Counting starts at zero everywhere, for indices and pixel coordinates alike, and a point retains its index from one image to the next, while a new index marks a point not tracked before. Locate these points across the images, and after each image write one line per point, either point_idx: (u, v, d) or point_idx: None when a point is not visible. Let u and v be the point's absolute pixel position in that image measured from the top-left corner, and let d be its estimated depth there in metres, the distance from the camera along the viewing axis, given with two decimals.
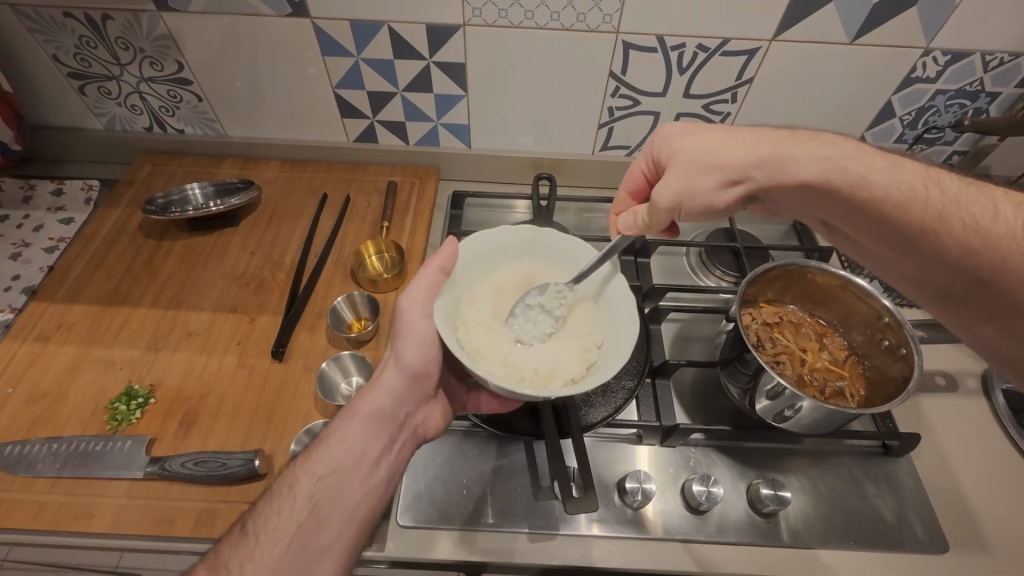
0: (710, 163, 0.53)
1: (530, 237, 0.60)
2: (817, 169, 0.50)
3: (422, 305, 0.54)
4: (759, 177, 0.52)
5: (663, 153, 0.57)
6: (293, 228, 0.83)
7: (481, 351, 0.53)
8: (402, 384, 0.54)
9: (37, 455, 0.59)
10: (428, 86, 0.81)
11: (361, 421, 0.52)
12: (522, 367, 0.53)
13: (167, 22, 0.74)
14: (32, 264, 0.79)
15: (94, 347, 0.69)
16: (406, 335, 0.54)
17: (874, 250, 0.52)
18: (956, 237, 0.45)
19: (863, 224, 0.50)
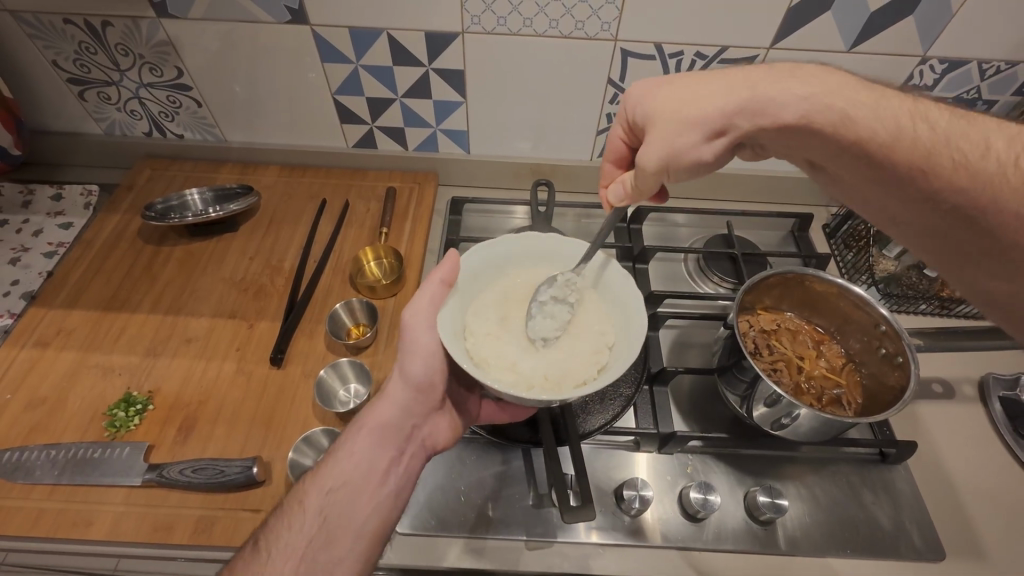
0: (687, 117, 0.52)
1: (527, 243, 0.60)
2: (800, 111, 0.49)
3: (427, 318, 0.53)
4: (742, 124, 0.51)
5: (640, 113, 0.55)
6: (293, 233, 0.83)
7: (489, 359, 0.53)
8: (407, 397, 0.54)
9: (35, 461, 0.59)
10: (427, 92, 0.81)
11: (369, 434, 0.53)
12: (531, 373, 0.53)
13: (167, 29, 0.75)
14: (32, 269, 0.81)
15: (92, 353, 0.69)
16: (411, 349, 0.54)
17: (863, 192, 0.51)
18: (946, 176, 0.44)
19: (853, 166, 0.49)
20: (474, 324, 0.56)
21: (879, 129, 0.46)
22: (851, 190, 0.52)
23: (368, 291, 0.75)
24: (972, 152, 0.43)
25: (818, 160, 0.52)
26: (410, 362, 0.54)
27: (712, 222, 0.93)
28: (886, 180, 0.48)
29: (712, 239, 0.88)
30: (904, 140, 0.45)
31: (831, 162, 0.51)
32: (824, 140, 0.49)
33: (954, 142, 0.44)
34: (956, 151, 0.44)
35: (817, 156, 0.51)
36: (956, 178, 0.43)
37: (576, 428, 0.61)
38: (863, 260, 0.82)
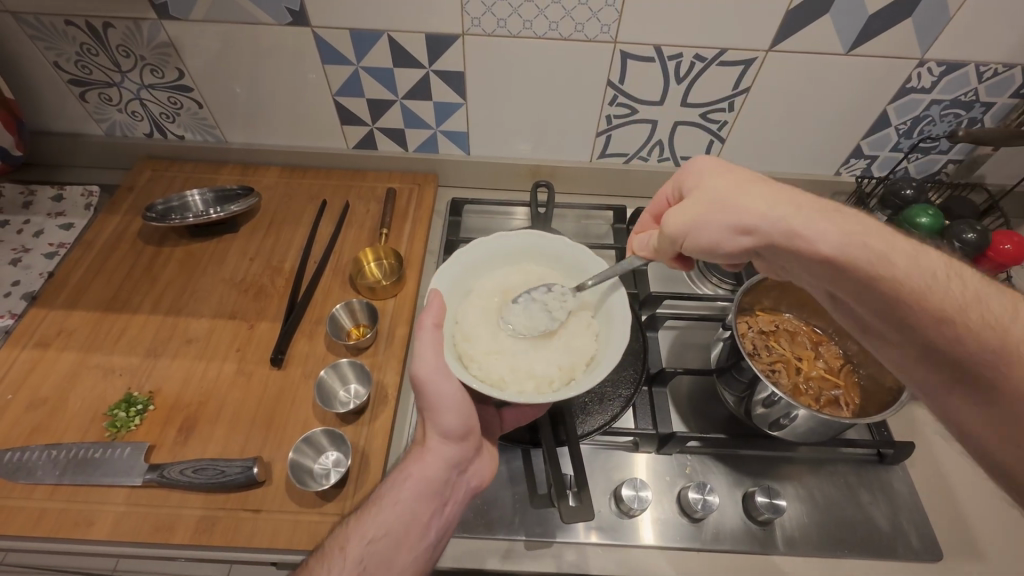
0: (721, 199, 0.50)
1: (472, 257, 0.65)
2: (838, 243, 0.44)
3: (437, 368, 0.53)
4: (769, 230, 0.48)
5: (688, 183, 0.55)
6: (293, 234, 0.83)
7: (504, 378, 0.57)
8: (448, 449, 0.54)
9: (35, 462, 0.59)
10: (427, 94, 0.82)
11: (412, 484, 0.52)
12: (547, 372, 0.58)
13: (168, 31, 0.75)
14: (32, 269, 0.81)
15: (93, 354, 0.69)
16: (447, 402, 0.53)
17: (877, 330, 0.46)
18: (974, 333, 0.39)
19: (870, 301, 0.44)
20: (472, 347, 0.59)
21: (910, 274, 0.42)
22: (866, 328, 0.47)
23: (368, 292, 0.75)
24: (1002, 312, 0.39)
25: (840, 292, 0.46)
26: (444, 415, 0.53)
27: None
28: (904, 325, 0.43)
29: None
30: (937, 288, 0.41)
31: (850, 295, 0.46)
32: (849, 267, 0.44)
33: (984, 301, 0.40)
34: (985, 308, 0.40)
35: (838, 287, 0.46)
36: (984, 335, 0.39)
37: (575, 430, 0.61)
38: None
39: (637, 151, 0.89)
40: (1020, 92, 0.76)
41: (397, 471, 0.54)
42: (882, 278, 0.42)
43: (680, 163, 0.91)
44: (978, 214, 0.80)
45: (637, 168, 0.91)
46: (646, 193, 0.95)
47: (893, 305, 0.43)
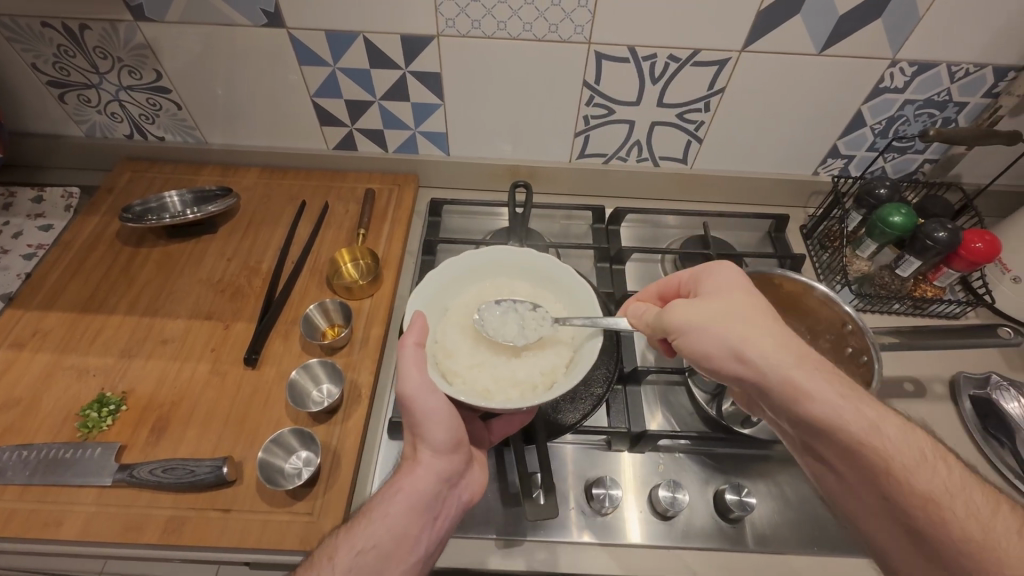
0: (730, 311, 0.48)
1: (444, 277, 0.65)
2: (832, 402, 0.42)
3: (424, 384, 0.53)
4: (764, 364, 0.44)
5: (705, 286, 0.52)
6: (271, 234, 0.83)
7: (489, 389, 0.58)
8: (439, 462, 0.53)
9: (6, 462, 0.59)
10: (405, 95, 0.82)
11: (404, 498, 0.51)
12: (529, 377, 0.59)
13: (145, 32, 0.75)
14: (10, 270, 0.82)
15: (67, 354, 0.69)
16: (432, 415, 0.53)
17: (847, 487, 0.44)
18: (955, 522, 0.38)
19: (856, 466, 0.42)
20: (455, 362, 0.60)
21: (900, 451, 0.40)
22: (836, 488, 0.46)
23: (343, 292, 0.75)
24: (983, 506, 0.39)
25: (817, 446, 0.44)
26: (432, 426, 0.53)
27: (691, 223, 0.94)
28: (888, 498, 0.41)
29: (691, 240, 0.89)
30: (924, 471, 0.40)
31: (830, 452, 0.44)
32: (837, 432, 0.42)
33: (968, 490, 0.40)
34: (967, 499, 0.39)
35: (817, 440, 0.44)
36: (968, 523, 0.38)
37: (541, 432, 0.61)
38: (837, 261, 0.83)
39: (616, 152, 0.90)
40: (992, 92, 0.77)
41: (389, 485, 0.53)
42: (871, 447, 0.41)
43: (659, 164, 0.91)
44: (951, 213, 0.81)
45: (616, 168, 0.92)
46: (626, 193, 0.96)
47: (880, 476, 0.41)
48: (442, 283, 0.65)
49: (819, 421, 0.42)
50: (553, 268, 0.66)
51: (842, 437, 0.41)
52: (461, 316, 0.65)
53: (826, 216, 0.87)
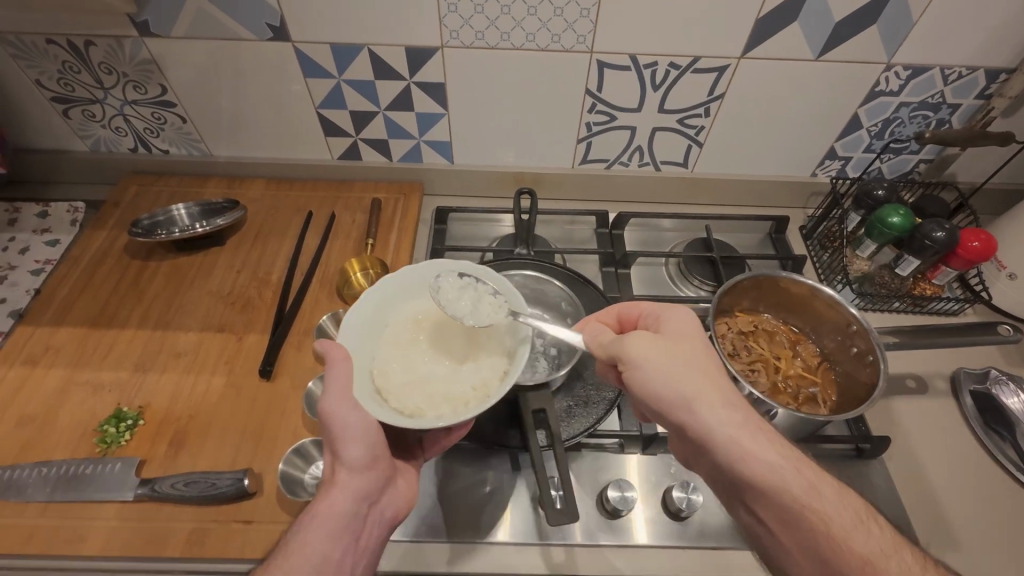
0: (693, 359, 0.51)
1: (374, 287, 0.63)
2: (773, 464, 0.45)
3: (345, 402, 0.53)
4: (705, 415, 0.47)
5: (664, 327, 0.56)
6: (279, 245, 0.84)
7: (420, 405, 0.56)
8: (355, 481, 0.53)
9: (26, 479, 0.60)
10: (410, 105, 0.83)
11: (317, 526, 0.50)
12: (463, 393, 0.58)
13: (150, 47, 0.76)
14: (19, 287, 0.82)
15: (80, 370, 0.70)
16: (346, 434, 0.53)
17: (777, 542, 0.46)
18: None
19: (788, 522, 0.44)
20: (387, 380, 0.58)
21: (838, 512, 0.43)
22: (761, 539, 0.48)
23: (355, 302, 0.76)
24: (910, 563, 0.42)
25: (753, 500, 0.46)
26: (342, 446, 0.53)
27: (693, 226, 0.95)
28: (816, 556, 0.43)
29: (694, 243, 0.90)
30: (859, 532, 0.42)
31: (762, 505, 0.46)
32: (778, 491, 0.44)
33: (898, 548, 0.42)
34: (898, 559, 0.41)
35: (749, 496, 0.46)
36: None
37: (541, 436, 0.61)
38: (838, 261, 0.85)
39: (618, 157, 0.91)
40: (985, 94, 0.79)
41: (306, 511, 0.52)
42: (811, 508, 0.43)
43: (661, 168, 0.93)
44: (948, 212, 0.83)
45: (619, 173, 0.93)
46: (629, 198, 0.97)
47: (812, 533, 0.43)
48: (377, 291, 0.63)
49: (761, 481, 0.45)
50: (498, 275, 0.65)
51: (784, 500, 0.44)
52: (386, 327, 0.63)
53: (826, 217, 0.89)
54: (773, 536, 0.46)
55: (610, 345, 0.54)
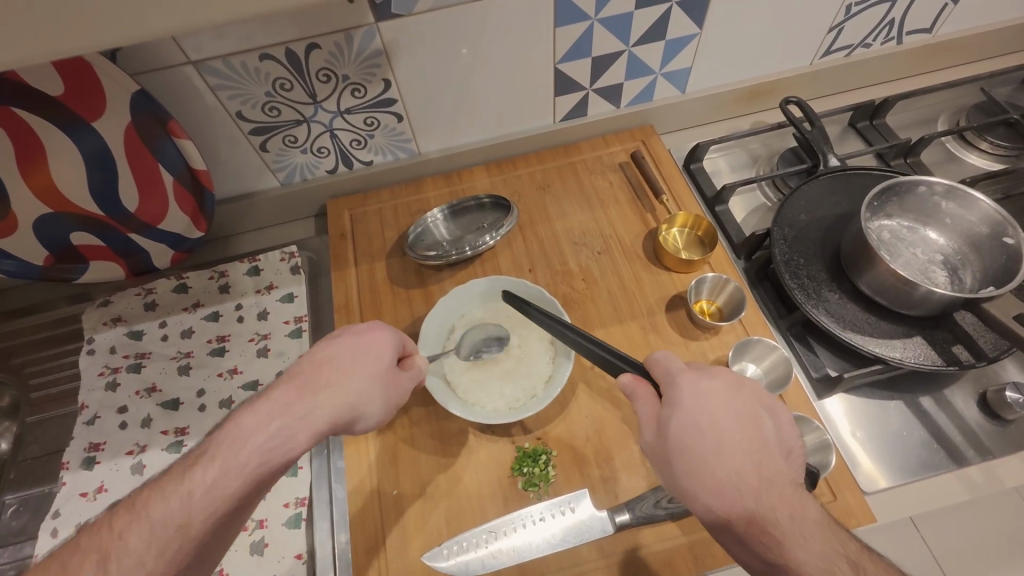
0: (804, 495, 0.43)
1: (429, 336, 0.65)
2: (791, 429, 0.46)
3: (369, 353, 0.51)
4: (754, 404, 0.46)
5: (663, 373, 0.48)
6: (554, 229, 0.76)
7: (520, 399, 0.62)
8: (378, 391, 0.50)
9: (487, 543, 0.54)
10: (663, 32, 0.71)
11: (249, 443, 0.44)
12: (529, 379, 0.64)
13: (384, 34, 0.62)
14: (289, 354, 0.72)
15: (444, 422, 0.63)
16: (391, 355, 0.52)
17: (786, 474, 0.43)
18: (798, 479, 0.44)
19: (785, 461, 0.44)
20: (465, 392, 0.63)
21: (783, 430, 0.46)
22: (783, 460, 0.44)
23: (701, 262, 0.69)
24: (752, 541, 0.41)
25: (771, 446, 0.44)
26: (351, 380, 0.49)
27: (947, 97, 0.87)
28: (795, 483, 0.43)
29: (962, 112, 0.84)
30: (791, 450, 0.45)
31: (777, 446, 0.44)
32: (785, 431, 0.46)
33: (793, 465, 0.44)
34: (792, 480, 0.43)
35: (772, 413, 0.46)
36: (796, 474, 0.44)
37: (891, 357, 0.59)
38: None
39: (863, 39, 0.82)
40: None
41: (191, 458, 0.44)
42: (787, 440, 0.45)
43: (904, 40, 0.84)
44: None
45: (860, 58, 0.84)
46: (863, 83, 0.89)
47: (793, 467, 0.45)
48: (432, 341, 0.66)
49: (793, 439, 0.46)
50: (483, 284, 0.68)
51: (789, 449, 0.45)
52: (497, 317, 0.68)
53: None
54: (781, 468, 0.43)
55: (668, 359, 0.49)
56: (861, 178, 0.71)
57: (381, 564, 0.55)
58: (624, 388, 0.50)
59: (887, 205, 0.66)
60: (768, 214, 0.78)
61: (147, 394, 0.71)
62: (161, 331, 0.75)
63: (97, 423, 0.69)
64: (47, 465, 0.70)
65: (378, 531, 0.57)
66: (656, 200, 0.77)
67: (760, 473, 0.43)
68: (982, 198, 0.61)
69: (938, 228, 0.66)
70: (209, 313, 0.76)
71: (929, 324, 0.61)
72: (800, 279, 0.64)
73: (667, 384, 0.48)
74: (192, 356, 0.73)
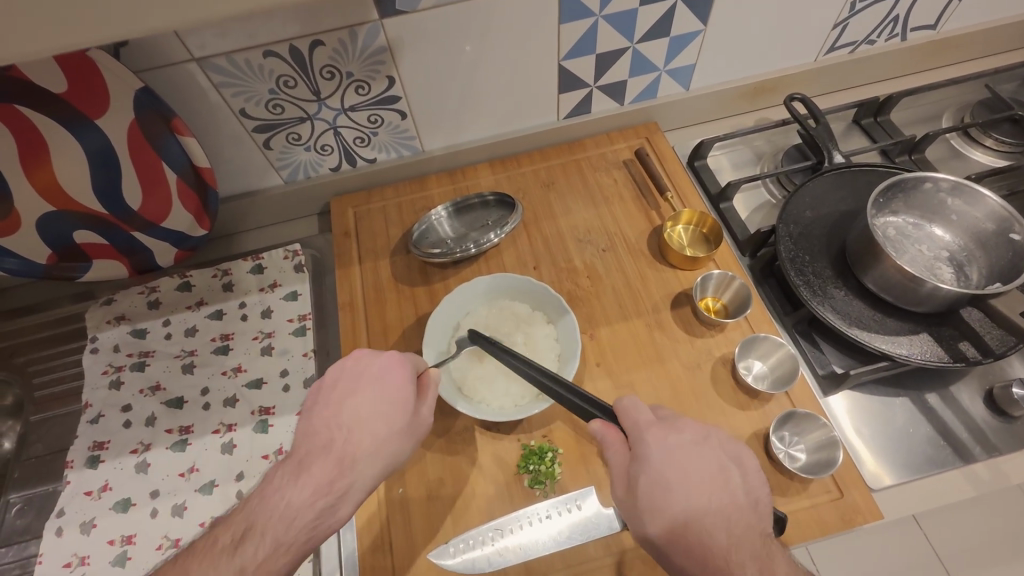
0: (773, 544, 0.43)
1: (434, 333, 0.65)
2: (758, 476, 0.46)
3: (379, 376, 0.51)
4: (721, 457, 0.46)
5: (629, 426, 0.48)
6: (558, 227, 0.75)
7: (526, 397, 0.62)
8: (393, 410, 0.50)
9: (494, 541, 0.54)
10: (668, 29, 0.71)
11: (289, 484, 0.46)
12: (534, 376, 0.64)
13: (388, 31, 0.62)
14: (293, 353, 0.72)
15: (449, 420, 0.63)
16: (401, 373, 0.52)
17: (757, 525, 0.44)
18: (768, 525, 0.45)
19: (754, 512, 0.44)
20: (471, 389, 0.62)
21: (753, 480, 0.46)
22: (751, 513, 0.44)
23: (707, 259, 0.69)
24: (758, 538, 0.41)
25: (742, 500, 0.44)
26: (365, 405, 0.49)
27: (951, 94, 0.87)
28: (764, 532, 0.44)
29: (967, 109, 0.84)
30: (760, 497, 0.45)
31: (746, 499, 0.45)
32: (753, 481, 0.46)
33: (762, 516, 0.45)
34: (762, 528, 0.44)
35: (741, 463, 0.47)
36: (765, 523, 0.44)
37: (898, 353, 0.59)
38: None
39: (868, 36, 0.82)
40: None
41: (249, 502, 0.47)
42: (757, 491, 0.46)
43: (909, 36, 0.84)
44: None
45: (865, 54, 0.84)
46: (867, 79, 0.89)
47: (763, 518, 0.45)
48: (438, 338, 0.66)
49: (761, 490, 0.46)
50: (488, 281, 0.68)
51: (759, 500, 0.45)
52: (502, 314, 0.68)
53: None
54: (752, 520, 0.44)
55: (630, 408, 0.49)
56: (866, 175, 0.71)
57: (387, 561, 0.55)
58: (594, 433, 0.50)
59: (892, 202, 0.66)
60: (773, 210, 0.77)
61: (151, 392, 0.71)
62: (165, 329, 0.75)
63: (101, 421, 0.69)
64: (51, 464, 0.70)
65: (384, 529, 0.57)
66: (660, 197, 0.77)
67: (730, 526, 0.43)
68: (989, 194, 0.61)
69: (944, 224, 0.66)
70: (212, 311, 0.76)
71: (936, 320, 0.61)
72: (806, 276, 0.64)
73: (631, 438, 0.47)
74: (196, 354, 0.73)
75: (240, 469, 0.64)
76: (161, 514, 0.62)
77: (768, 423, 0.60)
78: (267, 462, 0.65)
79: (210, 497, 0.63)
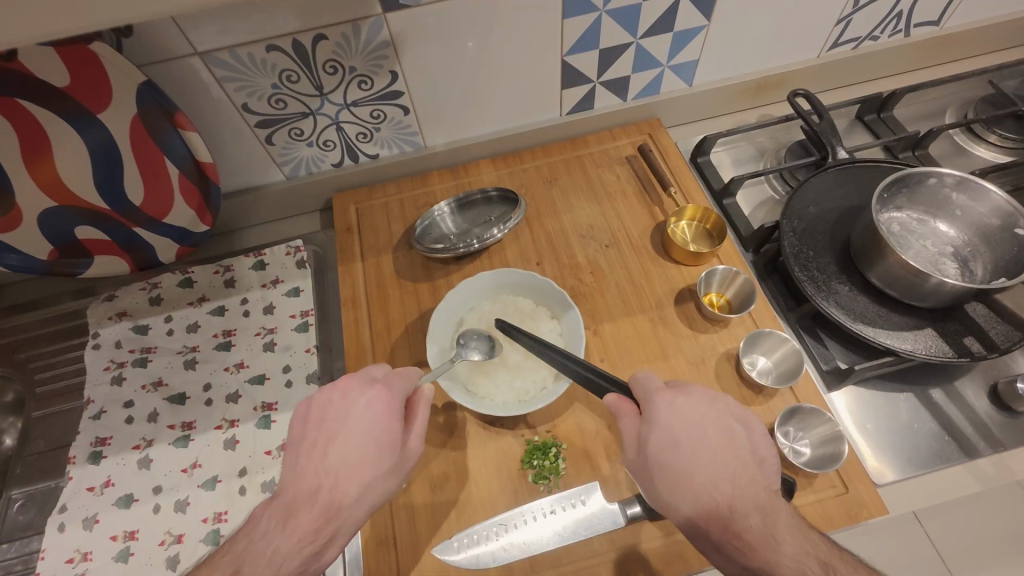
0: (777, 500, 0.44)
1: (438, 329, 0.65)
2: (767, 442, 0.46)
3: (363, 411, 0.49)
4: (730, 421, 0.46)
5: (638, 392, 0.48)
6: (561, 222, 0.75)
7: (528, 394, 0.62)
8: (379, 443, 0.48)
9: (497, 537, 0.53)
10: (671, 24, 0.71)
11: (273, 531, 0.45)
12: (537, 374, 0.63)
13: (392, 25, 0.62)
14: (295, 349, 0.72)
15: (452, 415, 0.63)
16: (385, 404, 0.50)
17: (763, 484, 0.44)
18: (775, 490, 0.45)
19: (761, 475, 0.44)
20: (474, 387, 0.62)
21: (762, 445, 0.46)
22: (759, 474, 0.44)
23: (710, 255, 0.69)
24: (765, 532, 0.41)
25: (750, 463, 0.44)
26: (348, 441, 0.48)
27: (954, 90, 0.87)
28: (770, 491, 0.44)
29: (970, 105, 0.84)
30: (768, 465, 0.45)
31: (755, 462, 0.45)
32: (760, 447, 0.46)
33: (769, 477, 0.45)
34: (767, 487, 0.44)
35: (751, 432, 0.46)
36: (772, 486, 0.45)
37: (903, 348, 0.59)
38: None
39: (871, 32, 0.82)
40: None
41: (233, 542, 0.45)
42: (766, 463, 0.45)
43: (912, 32, 0.84)
44: None
45: (868, 50, 0.84)
46: (870, 75, 0.88)
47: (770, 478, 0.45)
48: (442, 334, 0.65)
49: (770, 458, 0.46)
50: (493, 277, 0.68)
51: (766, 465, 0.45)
52: (506, 310, 0.68)
53: None
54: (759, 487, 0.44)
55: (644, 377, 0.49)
56: (870, 171, 0.71)
57: (390, 557, 0.55)
58: (609, 407, 0.49)
59: (897, 197, 0.66)
60: (775, 207, 0.77)
61: (152, 389, 0.70)
62: (167, 326, 0.75)
63: (103, 417, 0.68)
64: (54, 460, 0.69)
65: (387, 524, 0.57)
66: (664, 193, 0.76)
67: (738, 485, 0.43)
68: (994, 189, 0.61)
69: (949, 219, 0.66)
70: (214, 308, 0.76)
71: (940, 315, 0.61)
72: (810, 271, 0.64)
73: (641, 402, 0.48)
74: (198, 350, 0.73)
75: (243, 465, 0.64)
76: (164, 510, 0.62)
77: (772, 418, 0.59)
78: (270, 457, 0.65)
79: (212, 492, 0.63)
